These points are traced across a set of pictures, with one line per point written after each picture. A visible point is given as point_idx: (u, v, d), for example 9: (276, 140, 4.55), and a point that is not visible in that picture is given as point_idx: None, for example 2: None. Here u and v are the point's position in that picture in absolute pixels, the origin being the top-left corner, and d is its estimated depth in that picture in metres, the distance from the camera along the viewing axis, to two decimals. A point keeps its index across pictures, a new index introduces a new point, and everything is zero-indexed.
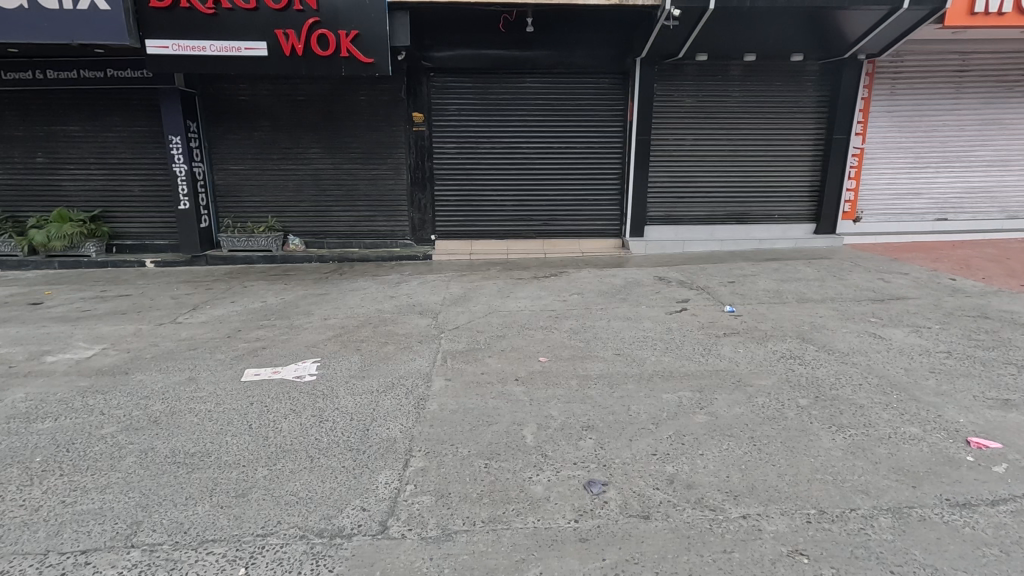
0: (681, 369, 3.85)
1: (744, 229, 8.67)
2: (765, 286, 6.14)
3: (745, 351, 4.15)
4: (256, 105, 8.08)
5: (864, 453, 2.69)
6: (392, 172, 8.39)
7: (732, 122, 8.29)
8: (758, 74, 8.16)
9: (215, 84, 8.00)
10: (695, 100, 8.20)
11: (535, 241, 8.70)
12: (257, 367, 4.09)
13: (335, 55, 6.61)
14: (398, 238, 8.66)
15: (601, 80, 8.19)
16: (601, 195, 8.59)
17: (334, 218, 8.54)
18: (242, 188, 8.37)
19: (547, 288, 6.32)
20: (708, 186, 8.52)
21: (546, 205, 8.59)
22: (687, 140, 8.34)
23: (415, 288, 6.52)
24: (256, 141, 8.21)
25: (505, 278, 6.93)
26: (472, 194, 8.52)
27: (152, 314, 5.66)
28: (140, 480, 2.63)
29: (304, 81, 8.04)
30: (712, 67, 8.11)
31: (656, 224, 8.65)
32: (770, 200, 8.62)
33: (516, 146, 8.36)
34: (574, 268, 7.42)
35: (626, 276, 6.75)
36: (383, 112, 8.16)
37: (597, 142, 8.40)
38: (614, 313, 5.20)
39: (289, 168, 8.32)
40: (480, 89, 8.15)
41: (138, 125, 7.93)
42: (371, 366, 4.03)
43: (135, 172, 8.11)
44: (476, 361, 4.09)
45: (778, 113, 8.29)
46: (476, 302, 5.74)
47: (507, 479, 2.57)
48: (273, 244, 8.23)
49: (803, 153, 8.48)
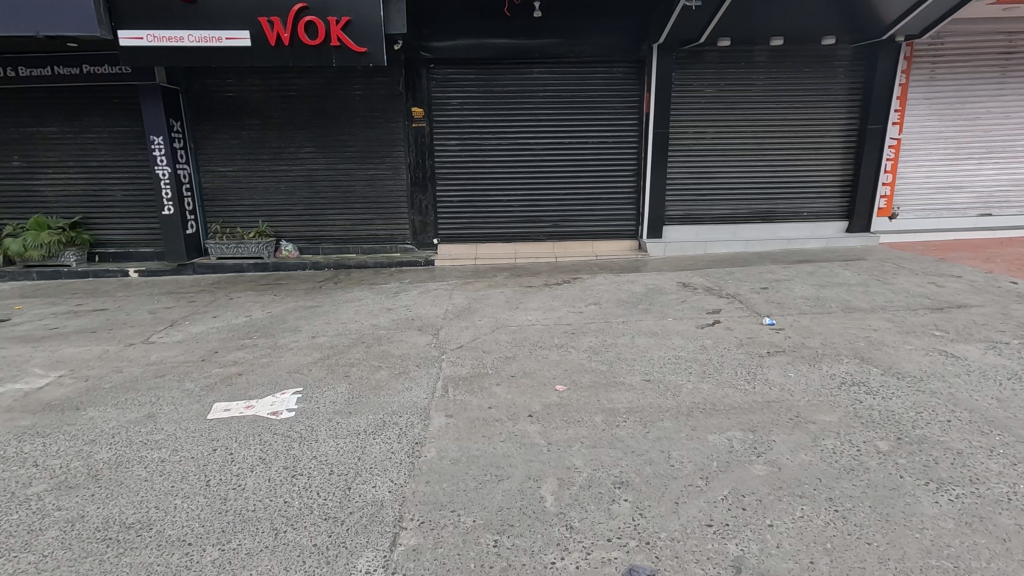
0: (726, 400, 3.24)
1: (771, 228, 8.03)
2: (803, 293, 5.50)
3: (798, 375, 3.54)
4: (244, 101, 7.54)
5: (984, 525, 2.09)
6: (391, 172, 7.83)
7: (757, 112, 7.66)
8: (784, 60, 7.52)
9: (200, 80, 7.46)
10: (716, 90, 7.58)
11: (544, 244, 8.10)
12: (228, 401, 3.51)
13: (324, 44, 6.02)
14: (399, 242, 8.10)
15: (615, 70, 7.59)
16: (616, 193, 7.98)
17: (330, 222, 7.98)
18: (231, 191, 7.83)
19: (561, 297, 5.73)
20: (731, 182, 7.88)
21: (556, 205, 7.99)
22: (708, 133, 7.71)
23: (415, 298, 5.94)
24: (244, 141, 7.66)
25: (515, 285, 6.34)
26: (476, 193, 7.93)
27: (124, 333, 5.11)
28: (56, 569, 2.07)
29: (295, 75, 7.49)
30: (736, 54, 7.48)
31: (675, 224, 8.03)
32: (798, 197, 7.97)
33: (523, 143, 7.77)
34: (589, 273, 6.83)
35: (647, 283, 6.15)
36: (381, 108, 7.61)
37: (611, 137, 7.79)
38: (638, 328, 4.60)
39: (280, 169, 7.77)
40: (484, 81, 7.56)
41: (118, 124, 7.39)
42: (359, 398, 3.46)
43: (117, 176, 7.57)
44: (482, 391, 3.50)
45: (807, 102, 7.65)
46: (482, 315, 5.16)
47: (524, 567, 1.99)
48: (264, 251, 7.68)
49: (835, 146, 7.82)
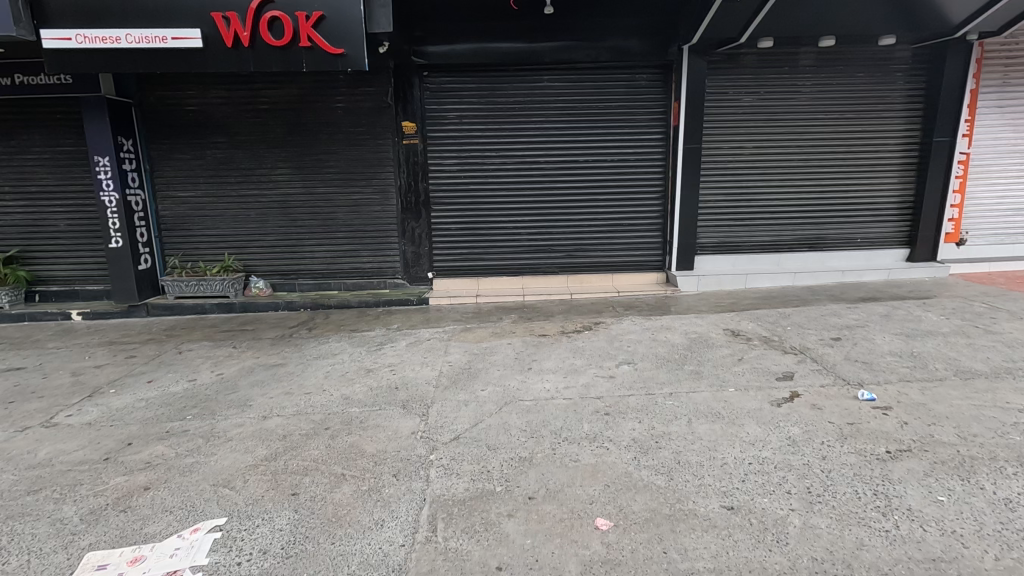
0: (866, 557, 2.09)
1: (819, 257, 6.93)
2: (890, 346, 4.37)
3: (955, 502, 2.39)
4: (207, 115, 6.52)
5: None
6: (378, 196, 6.76)
7: (803, 125, 6.62)
8: (834, 64, 6.50)
9: (157, 92, 6.45)
10: (755, 99, 6.54)
11: (557, 278, 6.99)
12: (110, 548, 2.36)
13: (292, 45, 4.97)
14: (387, 276, 7.00)
15: (637, 76, 6.57)
16: (639, 218, 6.90)
17: (307, 254, 6.89)
18: (193, 219, 6.76)
19: (583, 351, 4.60)
20: (773, 204, 6.80)
21: (570, 233, 6.90)
22: (746, 148, 6.65)
23: (402, 354, 4.82)
24: (208, 161, 6.62)
25: (525, 333, 5.22)
26: (479, 219, 6.84)
27: (27, 407, 3.97)
28: None
29: (267, 85, 6.47)
30: (777, 56, 6.46)
31: (708, 253, 6.93)
32: (850, 221, 6.88)
33: (532, 161, 6.71)
34: (612, 315, 5.72)
35: (686, 332, 5.03)
36: (367, 122, 6.58)
37: (633, 154, 6.73)
38: (694, 407, 3.46)
39: (250, 194, 6.70)
40: (486, 91, 6.55)
41: (60, 143, 6.34)
42: (304, 544, 2.32)
43: (58, 203, 6.49)
44: (489, 529, 2.36)
45: (860, 112, 6.61)
46: (485, 382, 4.02)
47: None
48: (230, 289, 6.60)
49: (893, 162, 6.75)
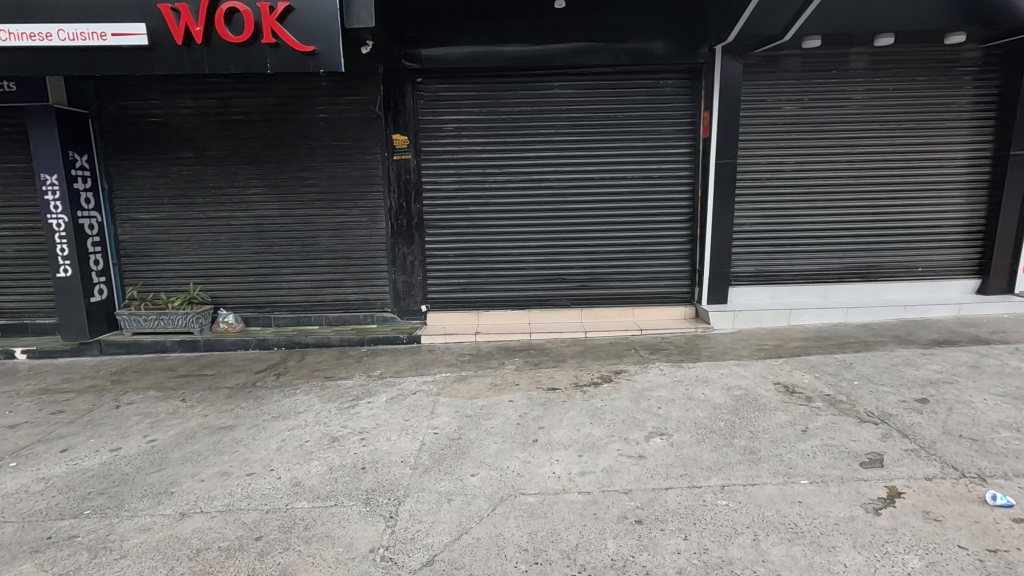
0: None
1: (872, 288, 5.98)
2: (997, 413, 3.41)
3: None
4: (173, 128, 5.78)
5: None
6: (365, 219, 5.95)
7: (854, 137, 5.72)
8: (889, 67, 5.62)
9: (116, 102, 5.73)
10: (798, 107, 5.67)
11: (569, 312, 6.09)
12: None
13: (254, 42, 4.20)
14: (375, 309, 6.15)
15: (661, 82, 5.74)
16: (663, 244, 6.01)
17: (284, 284, 6.07)
18: (157, 245, 5.98)
19: (602, 415, 3.68)
20: (819, 228, 5.88)
21: (583, 261, 6.02)
22: (787, 164, 5.76)
23: (380, 413, 3.94)
24: (174, 180, 5.86)
25: (531, 387, 4.30)
26: (479, 245, 5.99)
27: None
28: None
29: (240, 93, 5.72)
30: (823, 59, 5.60)
31: (743, 284, 5.99)
32: (909, 247, 5.94)
33: (540, 178, 5.87)
34: (635, 361, 4.79)
35: (728, 387, 4.09)
36: (352, 135, 5.79)
37: (656, 170, 5.87)
38: (758, 513, 2.52)
39: (221, 216, 5.92)
40: (488, 100, 5.75)
41: (8, 159, 5.61)
42: None
43: (4, 226, 5.74)
44: None
45: (920, 122, 5.71)
46: (477, 463, 3.12)
47: None
48: (195, 324, 5.78)
49: (959, 179, 5.82)
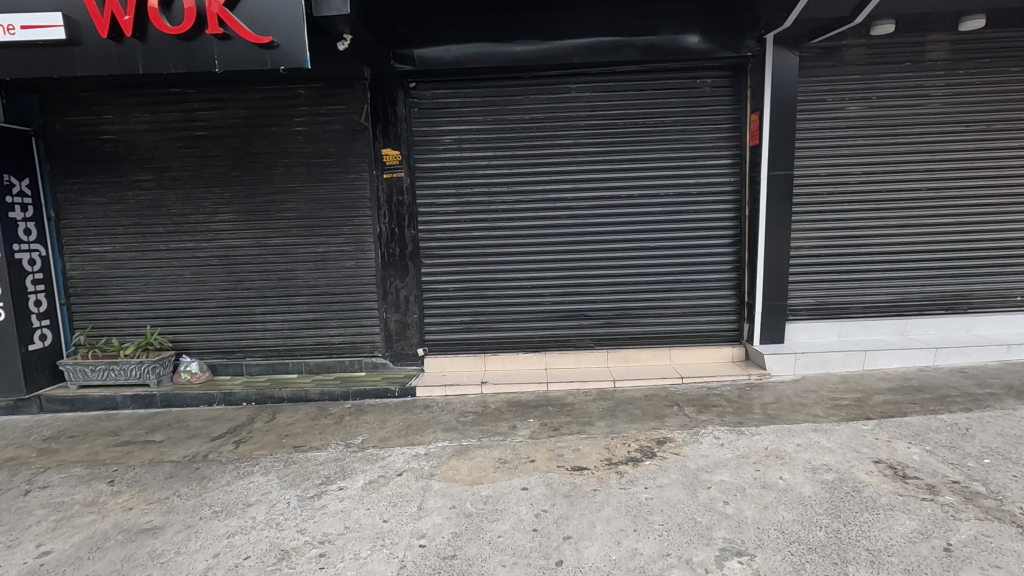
0: None
1: (960, 322, 4.95)
2: None
3: None
4: (129, 146, 4.98)
5: None
6: (351, 247, 5.07)
7: (934, 141, 4.75)
8: (974, 58, 4.68)
9: (65, 117, 4.96)
10: (865, 107, 4.73)
11: (593, 354, 5.11)
12: None
13: (198, 33, 3.37)
14: (363, 354, 5.24)
15: (699, 81, 4.84)
16: (704, 272, 5.04)
17: (259, 325, 5.19)
18: (112, 282, 5.15)
19: (650, 518, 2.67)
20: (895, 250, 4.88)
21: (609, 295, 5.07)
22: (854, 175, 4.80)
23: (353, 507, 2.98)
24: (131, 206, 5.04)
25: (551, 465, 3.31)
26: (485, 276, 5.07)
27: None
28: None
29: (205, 105, 4.92)
30: (895, 49, 4.67)
31: (802, 320, 4.99)
32: (1003, 272, 4.91)
33: (557, 197, 4.96)
34: (681, 425, 3.78)
35: (813, 467, 3.08)
36: (336, 151, 4.95)
37: (694, 185, 4.93)
38: None
39: (184, 246, 5.08)
40: (495, 106, 4.89)
41: None
42: None
43: None
44: None
45: (1014, 121, 4.73)
46: None
47: None
48: (150, 374, 4.87)
49: None
